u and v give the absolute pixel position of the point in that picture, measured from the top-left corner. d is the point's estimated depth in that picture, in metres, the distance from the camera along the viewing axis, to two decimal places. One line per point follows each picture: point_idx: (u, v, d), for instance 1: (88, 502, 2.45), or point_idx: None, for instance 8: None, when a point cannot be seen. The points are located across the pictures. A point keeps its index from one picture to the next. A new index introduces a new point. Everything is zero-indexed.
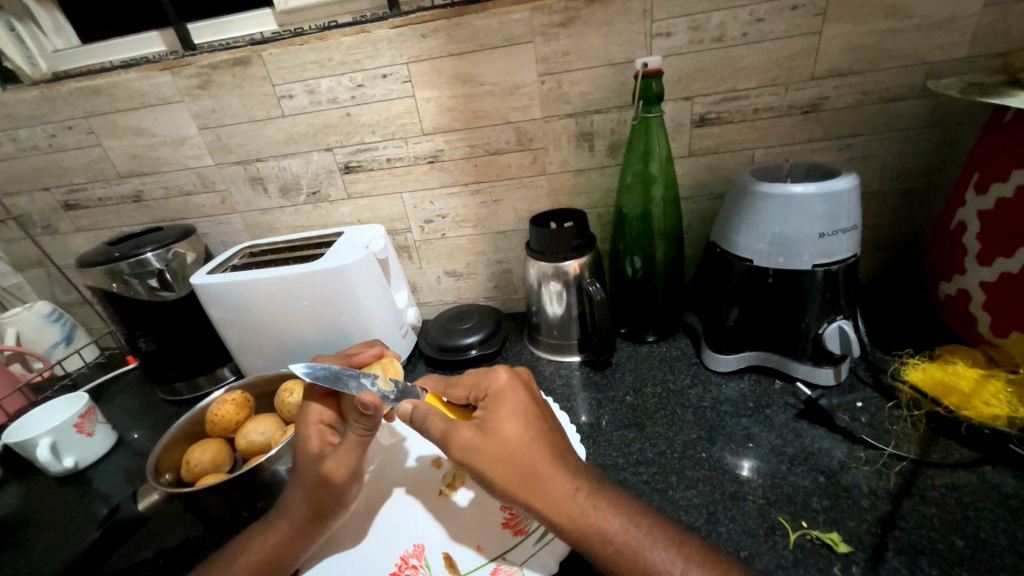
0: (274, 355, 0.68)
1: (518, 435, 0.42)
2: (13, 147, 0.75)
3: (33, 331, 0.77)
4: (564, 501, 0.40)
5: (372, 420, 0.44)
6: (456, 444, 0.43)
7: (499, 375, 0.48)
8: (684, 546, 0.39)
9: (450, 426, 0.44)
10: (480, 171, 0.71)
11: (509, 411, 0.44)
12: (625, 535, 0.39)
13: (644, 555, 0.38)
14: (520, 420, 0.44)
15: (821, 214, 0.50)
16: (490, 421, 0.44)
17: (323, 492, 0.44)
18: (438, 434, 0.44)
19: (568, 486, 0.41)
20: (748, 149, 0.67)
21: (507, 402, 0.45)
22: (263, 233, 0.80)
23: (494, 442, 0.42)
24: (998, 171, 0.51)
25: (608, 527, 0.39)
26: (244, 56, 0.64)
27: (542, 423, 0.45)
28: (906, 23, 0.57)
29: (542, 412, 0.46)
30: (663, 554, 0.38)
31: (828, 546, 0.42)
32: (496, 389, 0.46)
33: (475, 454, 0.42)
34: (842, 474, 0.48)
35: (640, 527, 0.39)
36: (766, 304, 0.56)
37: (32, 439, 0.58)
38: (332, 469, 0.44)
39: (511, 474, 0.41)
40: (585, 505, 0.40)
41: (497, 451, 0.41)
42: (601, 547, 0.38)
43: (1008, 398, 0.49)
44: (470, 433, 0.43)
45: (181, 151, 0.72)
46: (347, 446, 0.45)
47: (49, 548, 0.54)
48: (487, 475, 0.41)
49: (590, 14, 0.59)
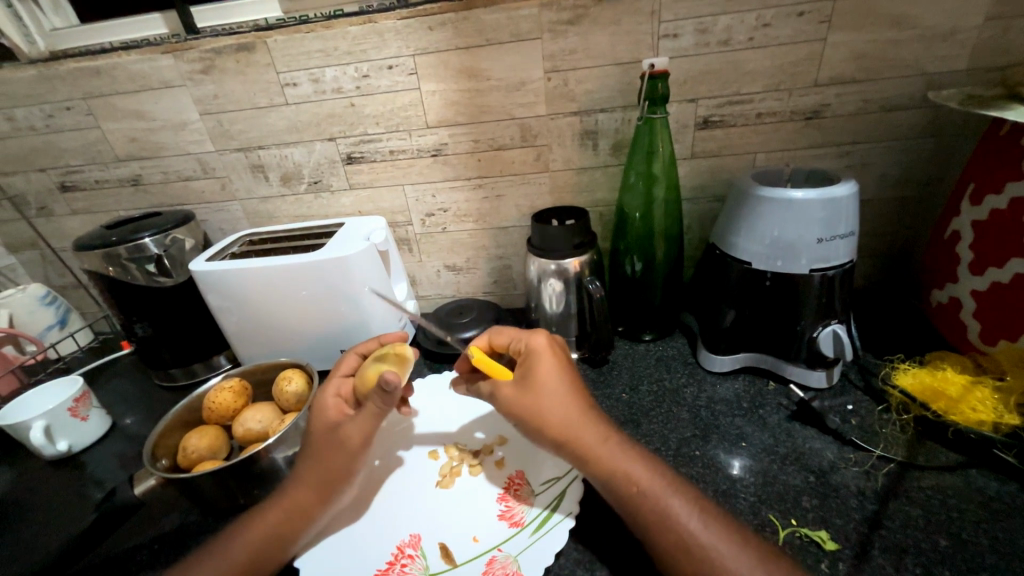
0: (272, 344, 0.68)
1: (558, 387, 0.45)
2: (9, 126, 0.74)
3: (26, 313, 0.77)
4: (595, 447, 0.42)
5: (391, 397, 0.45)
6: (500, 399, 0.46)
7: (536, 337, 0.48)
8: (701, 500, 0.40)
9: (494, 388, 0.48)
10: (483, 166, 0.71)
11: (551, 364, 0.46)
12: (649, 482, 0.40)
13: (663, 501, 0.39)
14: (558, 374, 0.45)
15: (820, 220, 0.51)
16: (529, 376, 0.45)
17: (336, 459, 0.46)
18: (487, 392, 0.48)
19: (599, 433, 0.43)
20: (749, 153, 0.67)
21: (545, 359, 0.46)
22: (262, 222, 0.79)
23: (535, 391, 0.44)
24: (993, 182, 0.52)
25: (631, 470, 0.41)
26: (247, 41, 0.64)
27: (577, 382, 0.47)
28: (909, 33, 0.58)
29: (576, 373, 0.48)
30: (682, 502, 0.39)
31: (817, 543, 0.43)
32: (534, 347, 0.48)
33: (517, 408, 0.45)
34: (831, 475, 0.50)
35: (662, 476, 0.41)
36: (763, 306, 0.57)
37: (26, 422, 0.57)
38: (352, 434, 0.46)
39: (552, 423, 0.43)
40: (616, 450, 0.42)
41: (537, 401, 0.44)
42: (626, 489, 0.40)
43: (994, 405, 0.50)
44: (511, 390, 0.46)
45: (181, 137, 0.72)
46: (365, 415, 0.46)
47: (42, 531, 0.54)
48: (530, 423, 0.44)
49: (598, 12, 0.59)
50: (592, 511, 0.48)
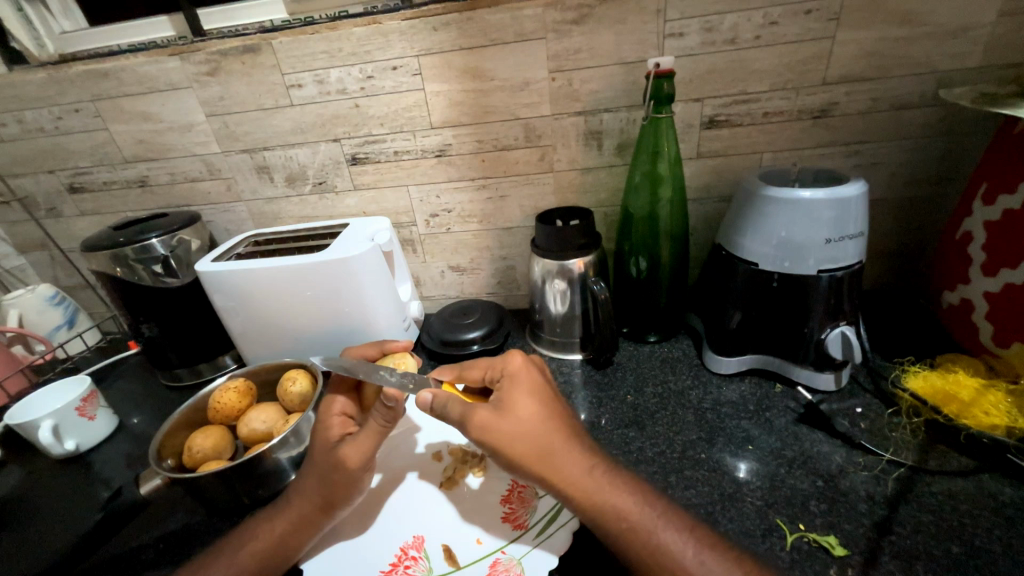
0: (277, 344, 0.68)
1: (537, 413, 0.43)
2: (19, 129, 0.74)
3: (35, 313, 0.77)
4: (583, 476, 0.41)
5: (394, 413, 0.47)
6: (472, 424, 0.43)
7: (513, 358, 0.47)
8: (695, 531, 0.40)
9: (468, 409, 0.43)
10: (487, 167, 0.71)
11: (526, 390, 0.44)
12: (637, 513, 0.40)
13: (652, 535, 0.39)
14: (537, 399, 0.44)
15: (828, 220, 0.50)
16: (507, 400, 0.43)
17: (336, 477, 0.45)
18: (456, 416, 0.44)
19: (585, 461, 0.42)
20: (756, 153, 0.67)
21: (520, 385, 0.45)
22: (267, 222, 0.80)
23: (513, 421, 0.42)
24: (1006, 183, 0.51)
25: (620, 502, 0.40)
26: (253, 43, 0.64)
27: (557, 404, 0.45)
28: (920, 30, 0.57)
29: (556, 395, 0.46)
30: (674, 535, 0.39)
31: (825, 549, 0.43)
32: (512, 370, 0.46)
33: (494, 436, 0.42)
34: (841, 479, 0.49)
35: (649, 508, 0.40)
36: (770, 307, 0.57)
37: (34, 421, 0.58)
38: (350, 455, 0.46)
39: (528, 450, 0.41)
40: (601, 481, 0.41)
41: (516, 430, 0.42)
42: (613, 522, 0.39)
43: (1008, 408, 0.50)
44: (487, 414, 0.43)
45: (188, 138, 0.72)
46: (367, 432, 0.47)
47: (49, 529, 0.54)
48: (505, 451, 0.41)
49: (603, 11, 0.59)
50: None
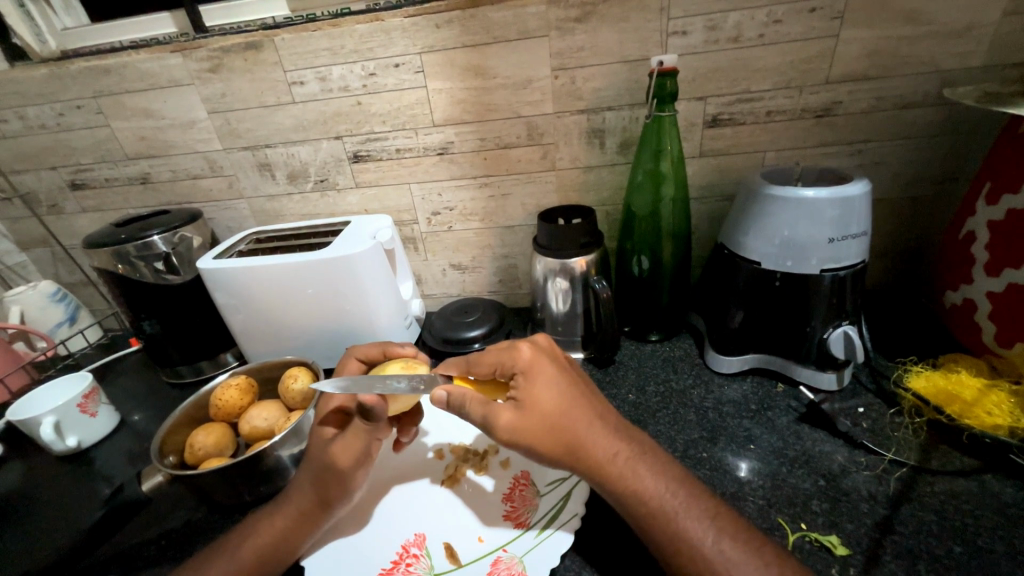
0: (279, 342, 0.68)
1: (558, 402, 0.43)
2: (21, 125, 0.74)
3: (37, 310, 0.77)
4: (606, 465, 0.41)
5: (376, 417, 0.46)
6: (495, 424, 0.43)
7: (522, 350, 0.46)
8: (717, 518, 0.39)
9: (489, 410, 0.43)
10: (489, 165, 0.71)
11: (545, 380, 0.44)
12: (660, 498, 0.40)
13: (675, 521, 0.39)
14: (556, 389, 0.43)
15: (832, 219, 0.50)
16: (524, 395, 0.43)
17: (328, 478, 0.45)
18: (478, 418, 0.44)
19: (607, 449, 0.42)
20: (759, 152, 0.66)
21: (539, 375, 0.44)
22: (269, 220, 0.79)
23: (533, 414, 0.42)
24: (1010, 182, 0.51)
25: (643, 487, 0.40)
26: (255, 40, 0.64)
27: (578, 391, 0.45)
28: (923, 29, 0.57)
29: (575, 381, 0.46)
30: (695, 522, 0.39)
31: (827, 548, 0.43)
32: (524, 364, 0.44)
33: (516, 432, 0.42)
34: (843, 478, 0.49)
35: (673, 492, 0.40)
36: (772, 306, 0.57)
37: (35, 417, 0.58)
38: (337, 454, 0.46)
39: (550, 442, 0.42)
40: (625, 468, 0.41)
41: (537, 424, 0.42)
42: (637, 508, 0.40)
43: (1010, 409, 0.49)
44: (511, 414, 0.42)
45: (190, 135, 0.72)
46: (351, 433, 0.46)
47: (50, 525, 0.54)
48: (529, 444, 0.42)
49: (606, 9, 0.59)
50: (597, 518, 0.48)
